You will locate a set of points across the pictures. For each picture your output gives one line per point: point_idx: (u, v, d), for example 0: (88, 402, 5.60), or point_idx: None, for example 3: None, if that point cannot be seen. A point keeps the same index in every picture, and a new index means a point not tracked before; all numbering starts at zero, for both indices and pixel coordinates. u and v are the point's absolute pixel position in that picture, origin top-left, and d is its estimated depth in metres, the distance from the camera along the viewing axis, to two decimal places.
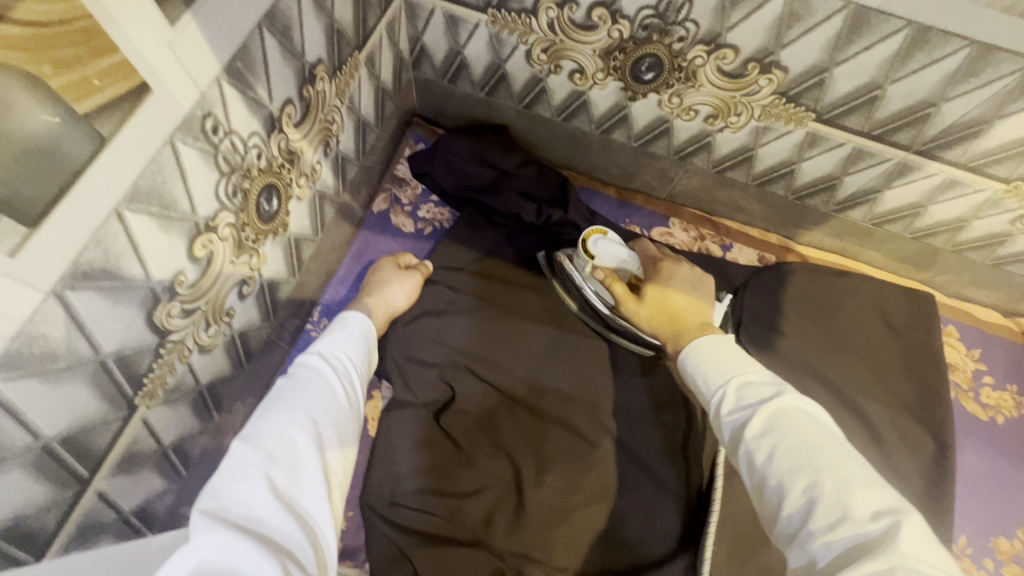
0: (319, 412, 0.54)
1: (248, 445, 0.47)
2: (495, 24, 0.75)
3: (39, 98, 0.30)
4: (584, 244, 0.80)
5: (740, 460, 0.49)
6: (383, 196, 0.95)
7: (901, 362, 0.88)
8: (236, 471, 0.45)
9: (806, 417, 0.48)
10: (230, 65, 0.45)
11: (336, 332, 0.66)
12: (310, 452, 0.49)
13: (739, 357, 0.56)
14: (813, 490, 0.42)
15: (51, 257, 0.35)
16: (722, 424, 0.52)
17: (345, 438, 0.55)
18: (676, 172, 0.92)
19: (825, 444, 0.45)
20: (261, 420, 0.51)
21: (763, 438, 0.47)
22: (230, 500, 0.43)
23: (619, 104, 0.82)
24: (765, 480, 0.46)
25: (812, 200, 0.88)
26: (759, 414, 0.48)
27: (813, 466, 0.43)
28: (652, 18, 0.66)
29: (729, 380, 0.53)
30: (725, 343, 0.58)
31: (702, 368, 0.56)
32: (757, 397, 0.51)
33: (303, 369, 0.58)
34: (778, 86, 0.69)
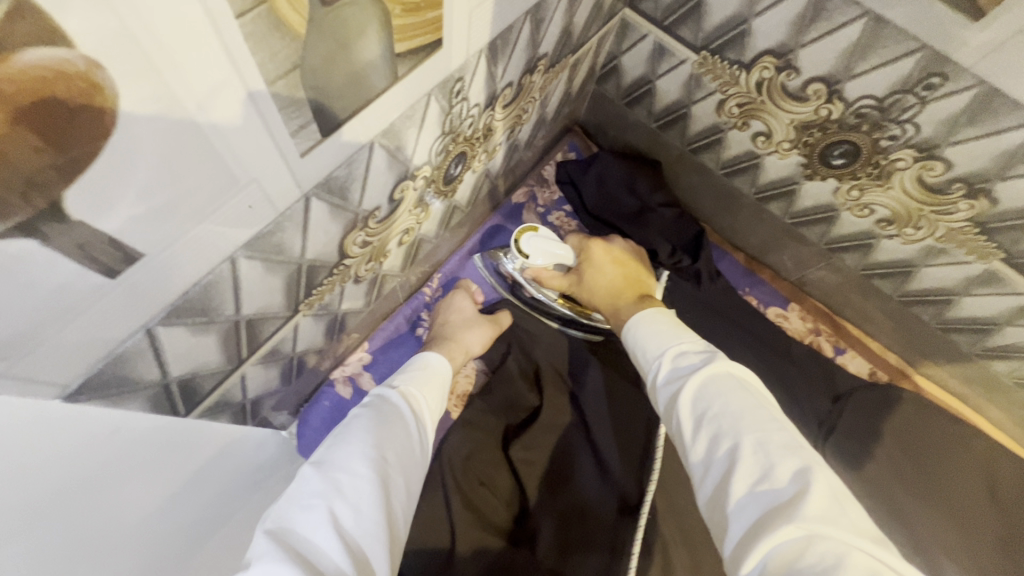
0: (391, 450, 0.50)
1: (316, 473, 0.44)
2: (702, 67, 0.76)
3: (382, 32, 0.33)
4: (515, 243, 0.77)
5: (671, 427, 0.47)
6: (523, 190, 0.98)
7: (992, 532, 0.81)
8: (303, 495, 0.43)
9: (738, 382, 0.46)
10: (493, 41, 0.48)
11: (417, 368, 0.65)
12: (376, 484, 0.46)
13: (682, 332, 0.54)
14: (734, 452, 0.41)
15: (319, 166, 0.38)
16: (659, 395, 0.49)
17: (411, 483, 0.50)
18: (818, 261, 0.90)
19: (751, 410, 0.43)
20: (332, 447, 0.48)
21: (689, 407, 0.45)
22: (293, 531, 0.40)
23: (791, 178, 0.80)
24: (694, 449, 0.44)
25: (956, 337, 0.83)
26: (692, 382, 0.46)
27: (735, 430, 0.42)
28: (871, 109, 0.65)
29: (666, 353, 0.51)
30: (662, 315, 0.57)
31: (643, 342, 0.55)
32: (687, 365, 0.48)
33: (382, 401, 0.56)
34: (978, 214, 0.65)
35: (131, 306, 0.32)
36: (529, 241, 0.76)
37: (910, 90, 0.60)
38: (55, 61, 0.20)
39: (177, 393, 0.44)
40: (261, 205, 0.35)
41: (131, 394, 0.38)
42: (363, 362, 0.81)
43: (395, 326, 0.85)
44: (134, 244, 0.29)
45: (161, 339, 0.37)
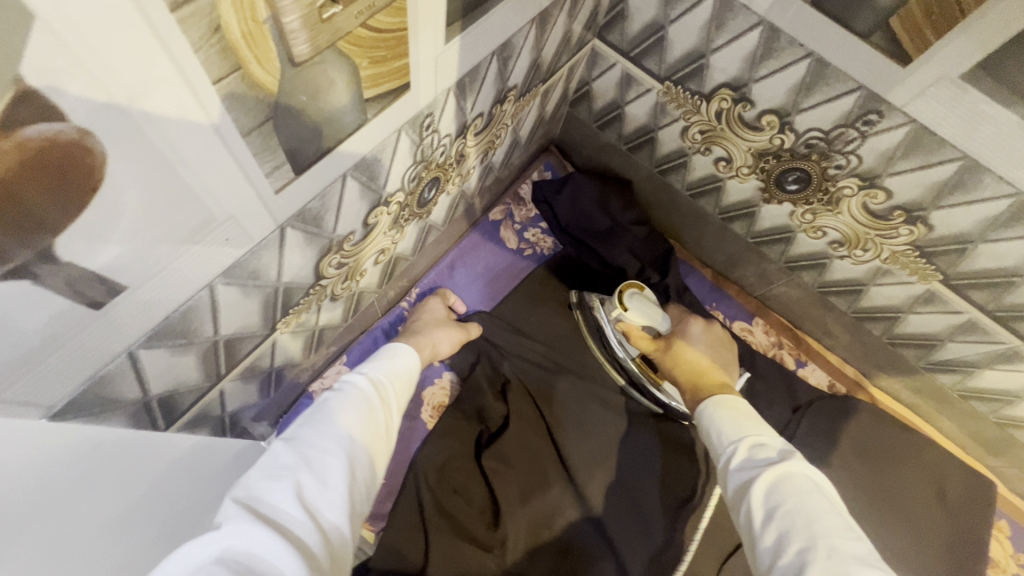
0: (359, 433, 0.53)
1: (285, 448, 0.48)
2: (666, 96, 0.80)
3: (350, 83, 0.37)
4: (619, 296, 0.75)
5: (740, 516, 0.51)
6: (501, 207, 1.01)
7: (936, 534, 0.88)
8: (272, 465, 0.45)
9: (814, 485, 0.49)
10: (461, 80, 0.52)
11: (387, 356, 0.68)
12: (344, 462, 0.49)
13: (758, 424, 0.57)
14: (806, 553, 0.44)
15: (294, 200, 0.41)
16: (730, 478, 0.53)
17: (376, 464, 0.54)
18: (779, 278, 0.95)
19: (830, 517, 0.46)
20: (304, 427, 0.51)
21: (764, 501, 0.49)
22: (260, 497, 0.42)
23: (751, 200, 0.85)
24: (765, 537, 0.48)
25: (906, 352, 0.88)
26: (768, 477, 0.50)
27: (810, 532, 0.45)
28: (818, 140, 0.69)
29: (739, 441, 0.54)
30: (743, 408, 0.59)
31: (717, 423, 0.58)
32: (765, 461, 0.52)
33: (351, 387, 0.59)
34: (916, 239, 0.70)
35: (124, 329, 0.35)
36: (631, 300, 0.74)
37: (852, 125, 0.65)
38: (51, 133, 0.23)
39: (157, 409, 0.47)
40: (238, 237, 0.38)
41: (113, 411, 0.41)
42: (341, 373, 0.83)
43: (373, 340, 0.87)
44: (120, 278, 0.32)
45: (143, 361, 0.39)
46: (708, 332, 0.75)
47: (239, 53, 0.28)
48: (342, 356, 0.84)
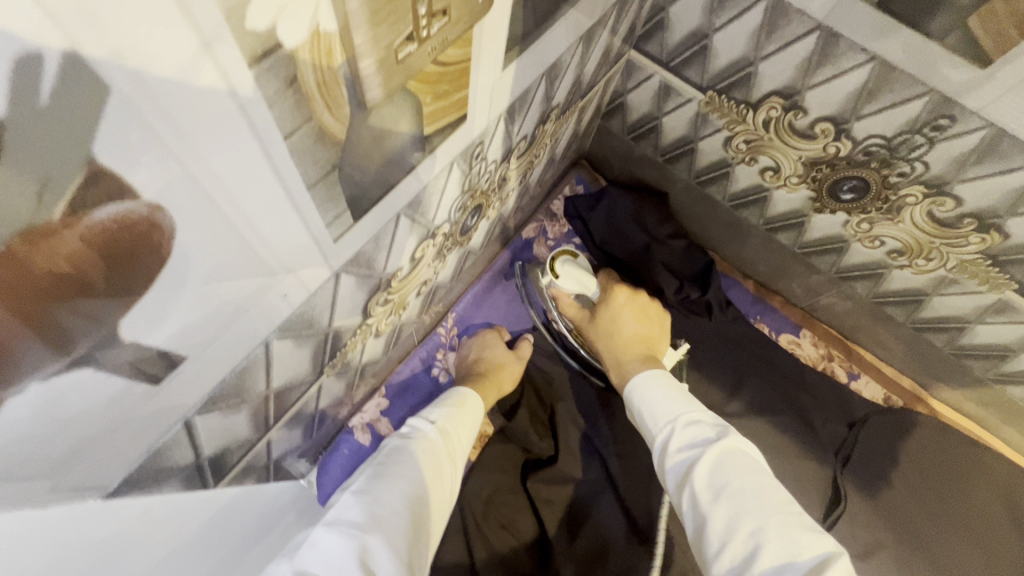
0: (422, 491, 0.53)
1: (357, 502, 0.49)
2: (708, 106, 0.77)
3: (414, 122, 0.34)
4: (550, 263, 0.79)
5: (683, 505, 0.51)
6: (533, 225, 0.98)
7: (1015, 556, 0.82)
8: (344, 522, 0.47)
9: (749, 462, 0.51)
10: (512, 105, 0.49)
11: (451, 401, 0.69)
12: (404, 523, 0.49)
13: (689, 399, 0.60)
14: (752, 531, 0.45)
15: (351, 244, 0.38)
16: (668, 463, 0.55)
17: (435, 526, 0.54)
18: (829, 289, 0.91)
19: (766, 490, 0.48)
20: (372, 480, 0.53)
21: (704, 480, 0.50)
22: (323, 555, 0.44)
23: (800, 210, 0.81)
24: (708, 523, 0.48)
25: (970, 363, 0.83)
26: (707, 457, 0.51)
27: (754, 511, 0.46)
28: (879, 148, 0.66)
29: (677, 419, 0.57)
30: (653, 388, 0.62)
31: (649, 406, 0.61)
32: (700, 439, 0.54)
33: (417, 437, 0.60)
34: (988, 247, 0.66)
35: (180, 397, 0.32)
36: (562, 265, 0.78)
37: (919, 131, 0.61)
38: (121, 213, 0.20)
39: (208, 469, 0.44)
40: (295, 289, 0.36)
41: (167, 479, 0.38)
42: (380, 408, 0.81)
43: (411, 371, 0.84)
44: (180, 349, 0.29)
45: (197, 425, 0.37)
46: (631, 302, 0.76)
47: (311, 104, 0.25)
48: (381, 387, 0.82)
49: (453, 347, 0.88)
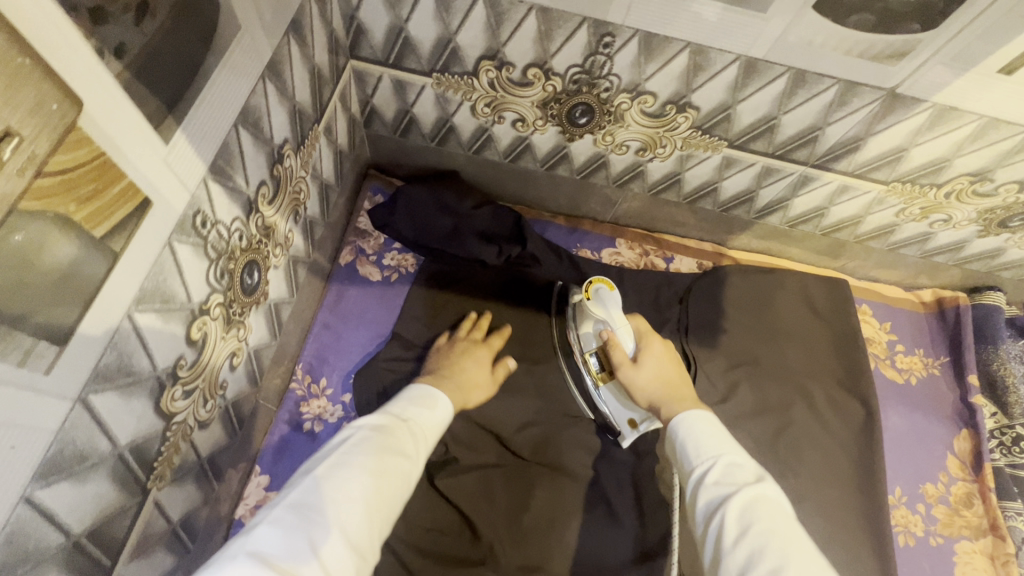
0: (385, 478, 0.58)
1: (317, 486, 0.55)
2: (440, 86, 0.82)
3: (65, 232, 0.34)
4: (590, 289, 0.84)
5: (709, 526, 0.55)
6: (348, 248, 0.99)
7: (823, 340, 1.03)
8: (300, 510, 0.52)
9: (779, 509, 0.54)
10: (213, 165, 0.50)
11: (422, 400, 0.71)
12: (361, 522, 0.54)
13: (726, 439, 0.62)
14: (774, 574, 0.48)
15: (77, 368, 0.38)
16: (701, 491, 0.58)
17: (396, 510, 0.59)
18: (618, 197, 1.02)
19: (794, 532, 0.52)
20: (334, 465, 0.58)
21: (735, 518, 0.53)
22: (281, 535, 0.50)
23: (559, 145, 0.91)
24: (735, 548, 0.51)
25: (736, 212, 0.99)
26: (742, 494, 0.55)
27: (780, 552, 0.49)
28: (580, 74, 0.75)
29: (719, 458, 0.59)
30: (717, 426, 0.63)
31: (688, 442, 0.62)
32: (736, 479, 0.57)
33: (386, 430, 0.63)
34: (693, 121, 0.80)
35: None
36: (597, 295, 0.83)
37: (597, 51, 0.71)
38: None
39: None
40: (28, 439, 0.35)
41: None
42: (263, 484, 0.78)
43: (279, 437, 0.82)
44: None
45: None
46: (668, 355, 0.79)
47: None
48: (254, 467, 0.79)
49: (313, 395, 0.86)
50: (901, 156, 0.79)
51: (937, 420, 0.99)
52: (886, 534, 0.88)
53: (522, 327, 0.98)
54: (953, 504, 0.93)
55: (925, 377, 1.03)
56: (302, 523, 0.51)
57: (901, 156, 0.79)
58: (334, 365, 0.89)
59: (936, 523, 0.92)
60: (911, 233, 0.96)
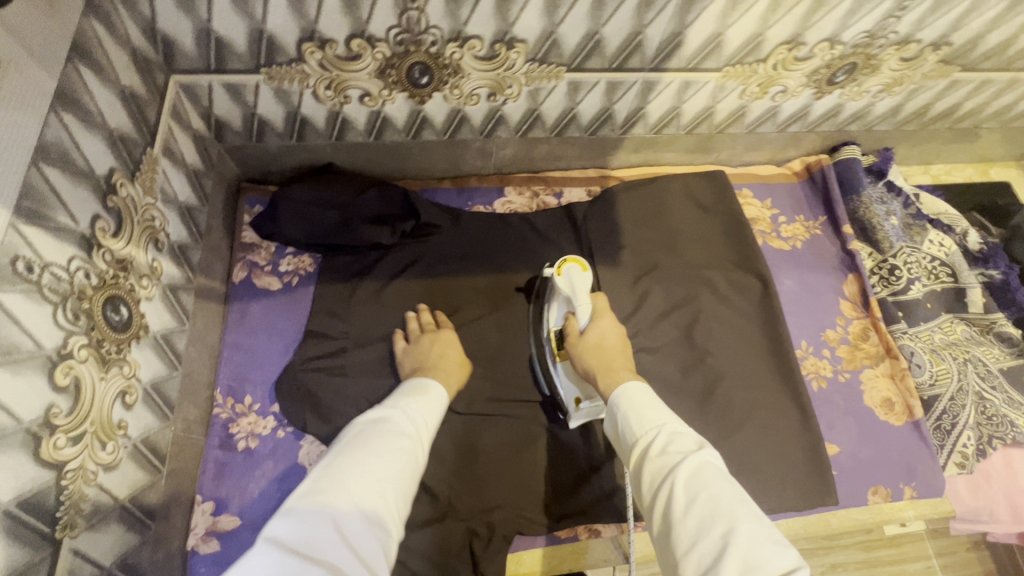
0: (391, 457, 0.59)
1: (322, 474, 0.55)
2: (273, 80, 0.81)
3: None
4: (563, 263, 0.85)
5: (659, 499, 0.55)
6: (240, 265, 0.97)
7: (714, 228, 1.10)
8: (311, 496, 0.52)
9: (722, 473, 0.55)
10: (20, 207, 0.49)
11: (420, 394, 0.72)
12: (379, 499, 0.55)
13: (655, 404, 0.65)
14: (725, 537, 0.49)
15: None
16: (649, 462, 0.59)
17: (408, 492, 0.60)
18: (491, 147, 1.04)
19: (741, 497, 0.53)
20: (337, 454, 0.58)
21: (686, 493, 0.53)
22: (288, 519, 0.50)
23: (413, 111, 0.91)
24: (686, 522, 0.52)
25: (602, 132, 1.03)
26: (691, 460, 0.56)
27: (731, 515, 0.50)
28: (402, 34, 0.76)
29: (664, 426, 0.61)
30: (639, 393, 0.67)
31: (630, 413, 0.65)
32: (679, 451, 0.58)
33: (388, 421, 0.64)
34: (526, 54, 0.82)
35: None
36: (565, 271, 0.83)
37: (408, 7, 0.72)
38: None
39: None
40: None
41: None
42: (208, 511, 0.79)
43: (216, 462, 0.82)
44: None
45: None
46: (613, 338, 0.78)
47: None
48: (196, 497, 0.79)
49: (241, 414, 0.86)
50: (720, 41, 0.84)
51: (825, 272, 1.09)
52: (800, 384, 0.97)
53: (433, 295, 1.01)
54: (852, 341, 1.04)
55: (808, 239, 1.12)
56: (312, 507, 0.51)
57: (720, 41, 0.84)
58: (255, 380, 0.89)
59: (842, 362, 1.02)
60: (761, 111, 1.03)
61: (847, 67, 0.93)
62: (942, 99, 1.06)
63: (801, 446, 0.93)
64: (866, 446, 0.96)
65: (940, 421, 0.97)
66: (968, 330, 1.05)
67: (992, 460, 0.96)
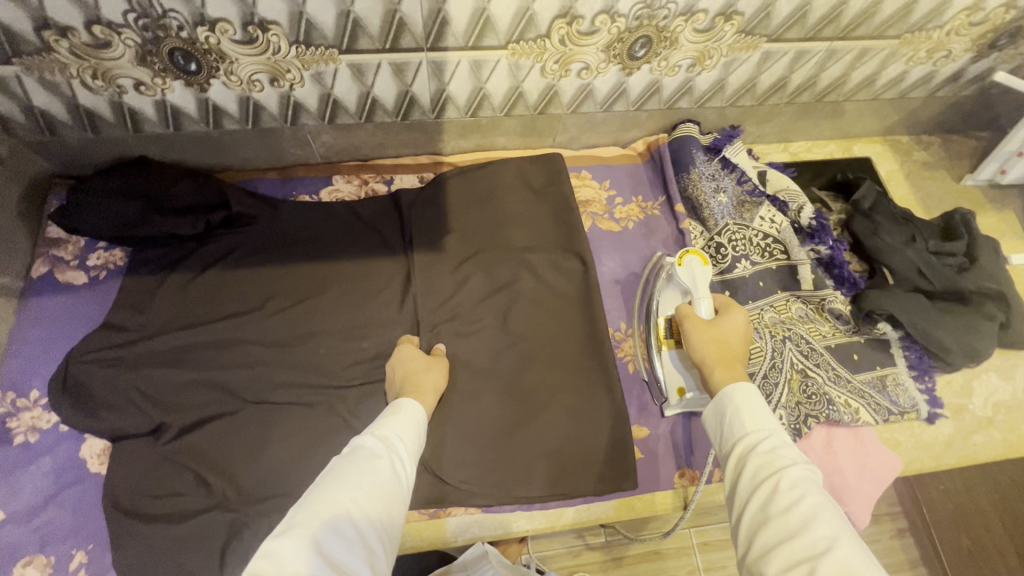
0: (366, 484, 0.59)
1: (301, 508, 0.55)
2: (32, 70, 0.81)
3: None
4: (683, 252, 0.92)
5: (755, 494, 0.57)
6: (42, 260, 0.97)
7: (542, 211, 1.08)
8: (299, 527, 0.53)
9: (822, 487, 0.56)
10: None
11: (393, 417, 0.73)
12: (364, 530, 0.56)
13: (760, 406, 0.66)
14: (828, 539, 0.50)
15: None
16: (750, 457, 0.60)
17: (393, 520, 0.60)
18: (304, 135, 1.03)
19: (837, 509, 0.54)
20: (321, 486, 0.58)
21: (790, 492, 0.54)
22: (282, 547, 0.50)
23: (199, 99, 0.91)
24: (787, 518, 0.53)
25: (415, 116, 1.02)
26: (797, 468, 0.57)
27: (836, 527, 0.51)
28: (142, 19, 0.76)
29: (772, 430, 0.62)
30: (751, 394, 0.67)
31: (737, 412, 0.66)
32: (788, 456, 0.59)
33: (363, 448, 0.65)
34: (286, 36, 0.81)
35: None
36: (687, 263, 0.90)
37: None
38: None
39: None
40: None
41: None
42: None
43: None
44: None
45: None
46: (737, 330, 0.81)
47: None
48: None
49: (20, 408, 0.86)
50: (487, 17, 0.83)
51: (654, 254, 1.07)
52: (614, 370, 0.96)
53: (241, 284, 0.97)
54: None
55: (642, 219, 1.11)
56: (297, 537, 0.51)
57: (487, 16, 0.83)
58: (41, 374, 0.89)
59: None
60: (573, 90, 1.01)
61: (642, 41, 0.92)
62: (764, 72, 1.04)
63: (613, 429, 0.93)
64: (674, 428, 0.98)
65: None
66: (803, 308, 1.02)
67: (814, 441, 0.95)
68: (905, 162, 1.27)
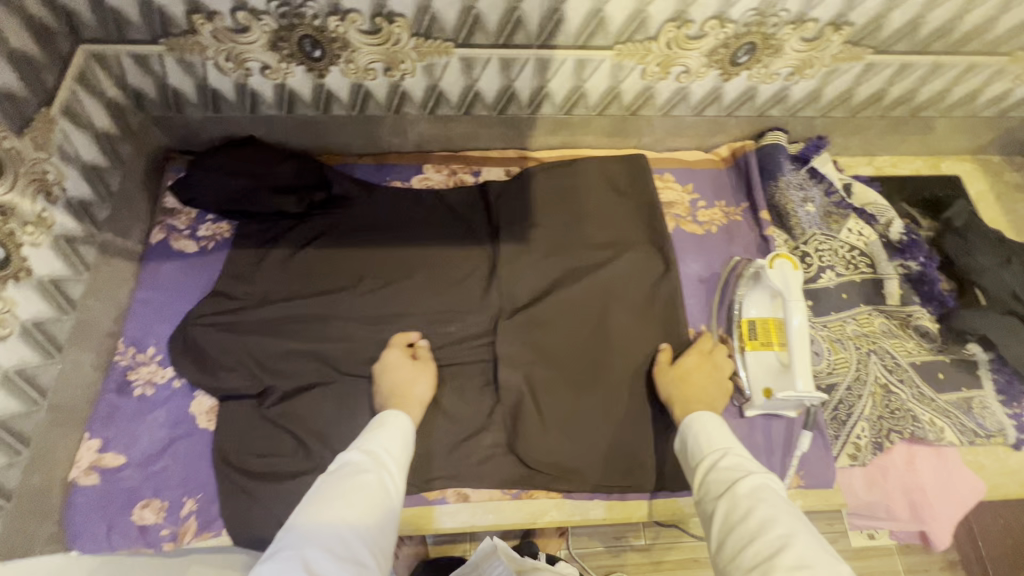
0: (354, 500, 0.62)
1: (294, 525, 0.59)
2: (174, 50, 0.88)
3: None
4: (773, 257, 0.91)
5: (719, 507, 0.61)
6: (159, 228, 1.03)
7: (626, 210, 1.10)
8: (289, 545, 0.57)
9: (780, 494, 0.61)
10: None
11: (382, 429, 0.76)
12: (354, 541, 0.59)
13: (724, 430, 0.72)
14: (783, 537, 0.54)
15: None
16: (712, 473, 0.66)
17: (386, 529, 0.63)
18: (403, 123, 1.07)
19: (794, 510, 0.58)
20: (319, 500, 0.62)
21: (747, 498, 0.59)
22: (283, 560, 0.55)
23: (316, 85, 0.96)
24: (745, 522, 0.57)
25: (511, 111, 1.05)
26: (753, 477, 0.62)
27: (790, 524, 0.55)
28: (282, 7, 0.82)
29: (727, 447, 0.68)
30: (708, 420, 0.73)
31: (699, 432, 0.72)
32: (743, 468, 0.64)
33: (348, 464, 0.68)
34: (409, 28, 0.86)
35: None
36: (778, 268, 0.89)
37: None
38: None
39: None
40: None
41: None
42: (94, 448, 0.86)
43: (110, 404, 0.89)
44: None
45: None
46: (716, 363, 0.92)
47: None
48: (86, 433, 0.87)
49: (138, 363, 0.93)
50: (600, 17, 0.86)
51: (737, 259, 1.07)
52: None
53: (339, 264, 1.02)
54: None
55: (725, 224, 1.11)
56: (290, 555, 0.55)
57: (601, 16, 0.86)
58: (157, 334, 0.95)
59: None
60: (669, 92, 1.02)
61: (746, 47, 0.93)
62: (863, 84, 1.03)
63: None
64: None
65: (836, 412, 0.95)
66: (887, 323, 1.01)
67: (894, 457, 0.95)
68: (995, 183, 1.24)
